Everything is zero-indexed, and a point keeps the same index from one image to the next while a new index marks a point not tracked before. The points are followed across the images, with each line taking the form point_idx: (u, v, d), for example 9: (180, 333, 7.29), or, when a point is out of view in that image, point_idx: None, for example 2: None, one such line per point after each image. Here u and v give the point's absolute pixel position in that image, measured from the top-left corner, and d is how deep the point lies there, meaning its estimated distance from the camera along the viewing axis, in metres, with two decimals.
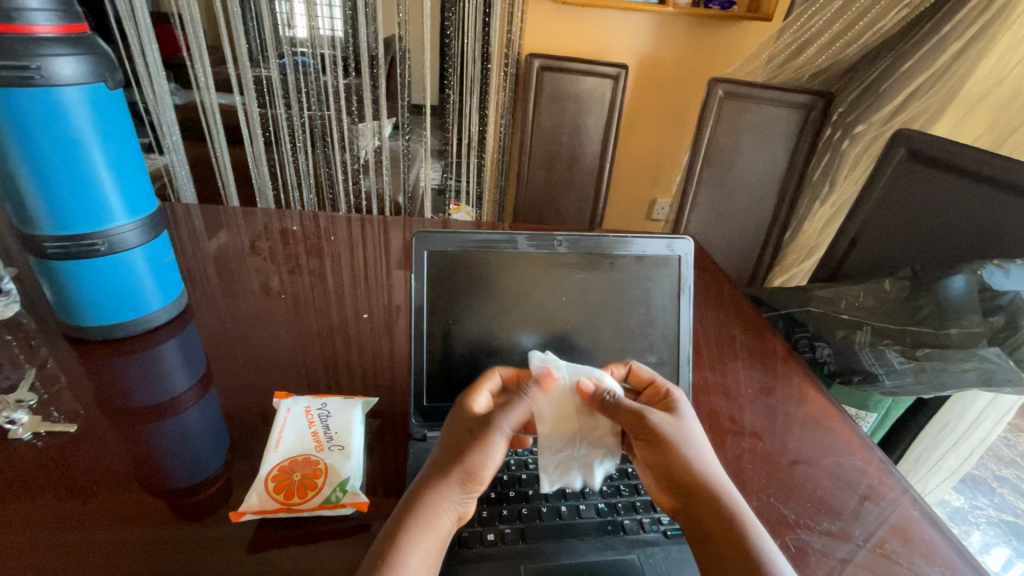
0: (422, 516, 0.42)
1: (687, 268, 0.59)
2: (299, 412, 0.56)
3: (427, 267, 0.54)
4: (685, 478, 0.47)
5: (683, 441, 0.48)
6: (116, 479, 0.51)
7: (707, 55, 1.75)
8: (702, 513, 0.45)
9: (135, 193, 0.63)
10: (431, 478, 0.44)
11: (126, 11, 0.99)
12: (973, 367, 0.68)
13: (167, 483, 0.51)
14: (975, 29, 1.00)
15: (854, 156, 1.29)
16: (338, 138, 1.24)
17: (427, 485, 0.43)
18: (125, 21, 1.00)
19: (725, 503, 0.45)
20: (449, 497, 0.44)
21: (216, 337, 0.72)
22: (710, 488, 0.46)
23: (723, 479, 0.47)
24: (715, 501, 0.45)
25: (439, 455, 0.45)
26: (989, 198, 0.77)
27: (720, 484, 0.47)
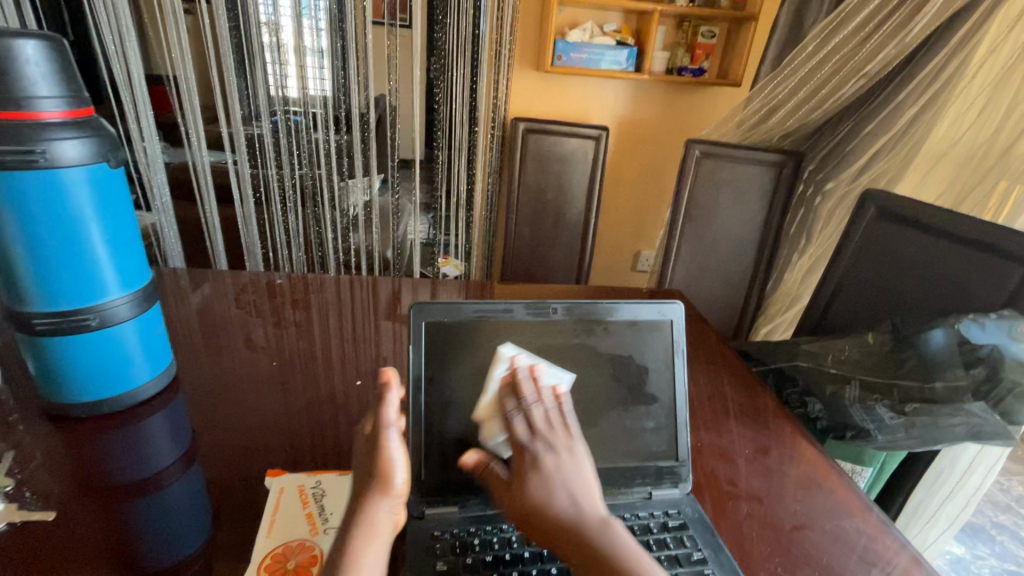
0: (360, 527, 0.43)
1: (679, 332, 0.60)
2: (293, 492, 0.54)
3: (423, 338, 0.55)
4: (542, 524, 0.46)
5: (549, 488, 0.47)
6: (82, 560, 0.49)
7: (682, 117, 1.86)
8: (568, 546, 0.45)
9: (130, 267, 0.63)
10: (359, 490, 0.45)
11: (123, 80, 1.03)
12: (962, 422, 0.70)
13: (140, 566, 0.50)
14: (929, 95, 1.09)
15: (828, 211, 1.35)
16: (328, 196, 1.27)
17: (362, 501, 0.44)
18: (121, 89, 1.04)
19: (605, 543, 0.45)
20: (377, 507, 0.44)
21: (204, 407, 0.70)
22: (565, 526, 0.46)
23: (584, 520, 0.46)
24: (590, 540, 0.45)
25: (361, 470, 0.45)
26: (958, 252, 0.81)
27: (582, 526, 0.46)
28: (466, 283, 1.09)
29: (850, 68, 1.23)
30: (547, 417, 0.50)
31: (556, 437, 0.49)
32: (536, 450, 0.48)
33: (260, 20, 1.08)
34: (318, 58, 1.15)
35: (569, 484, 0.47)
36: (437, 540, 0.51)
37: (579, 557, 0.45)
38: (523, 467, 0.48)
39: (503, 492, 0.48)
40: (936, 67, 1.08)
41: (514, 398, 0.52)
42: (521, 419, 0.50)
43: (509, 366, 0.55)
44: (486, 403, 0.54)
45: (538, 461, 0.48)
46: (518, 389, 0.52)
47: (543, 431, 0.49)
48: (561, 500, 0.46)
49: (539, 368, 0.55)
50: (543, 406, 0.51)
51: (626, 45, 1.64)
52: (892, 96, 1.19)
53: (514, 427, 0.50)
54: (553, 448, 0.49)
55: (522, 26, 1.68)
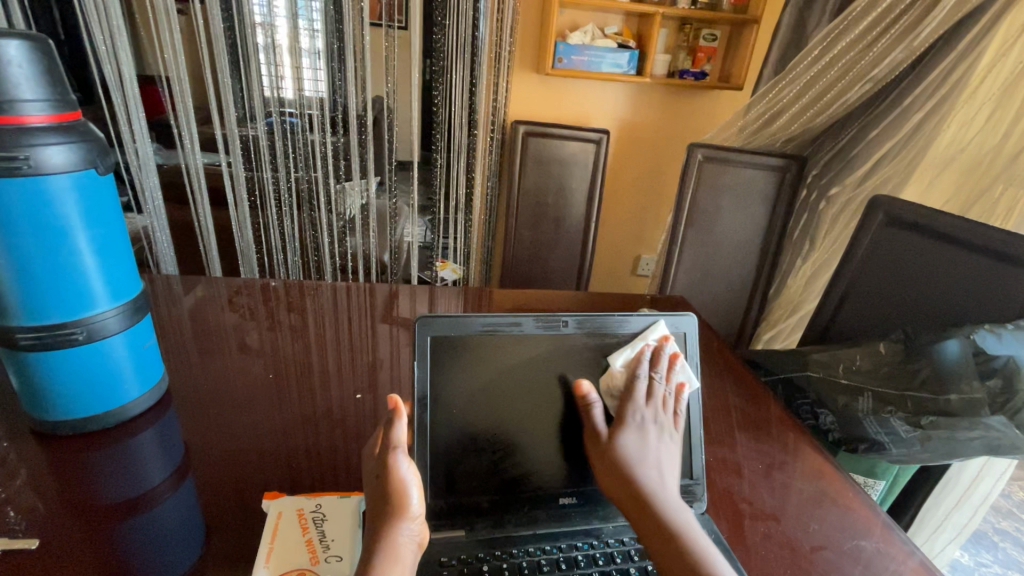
0: (384, 552, 0.43)
1: (692, 345, 0.58)
2: (291, 516, 0.51)
3: (428, 353, 0.52)
4: (626, 489, 0.49)
5: (637, 456, 0.50)
6: None
7: (683, 120, 1.84)
8: (644, 517, 0.49)
9: (120, 278, 0.60)
10: (376, 520, 0.44)
11: (114, 80, 1.00)
12: (979, 436, 0.68)
13: None
14: (935, 100, 1.08)
15: (831, 216, 1.34)
16: (325, 199, 1.24)
17: (381, 528, 0.44)
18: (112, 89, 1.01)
19: (670, 515, 0.49)
20: (399, 530, 0.44)
21: (196, 421, 0.67)
22: (649, 497, 0.49)
23: (664, 494, 0.50)
24: (660, 511, 0.49)
25: (376, 501, 0.45)
26: (970, 260, 0.80)
27: (661, 500, 0.49)
28: (467, 289, 1.06)
29: (855, 72, 1.22)
30: (664, 397, 0.54)
31: (661, 415, 0.53)
32: (639, 416, 0.52)
33: (255, 20, 1.05)
34: (315, 58, 1.12)
35: (655, 459, 0.51)
36: (443, 566, 0.49)
37: (652, 531, 0.48)
38: (623, 432, 0.51)
39: (594, 447, 0.52)
40: (942, 71, 1.07)
41: (651, 365, 0.55)
42: (646, 384, 0.54)
43: (655, 343, 0.56)
44: (617, 367, 0.55)
45: (642, 428, 0.52)
46: (654, 362, 0.55)
47: (648, 406, 0.53)
48: (647, 470, 0.50)
49: (677, 359, 0.56)
50: (665, 384, 0.54)
51: (626, 47, 1.62)
52: (898, 100, 1.18)
53: (637, 388, 0.53)
54: (657, 422, 0.53)
55: (522, 28, 1.66)
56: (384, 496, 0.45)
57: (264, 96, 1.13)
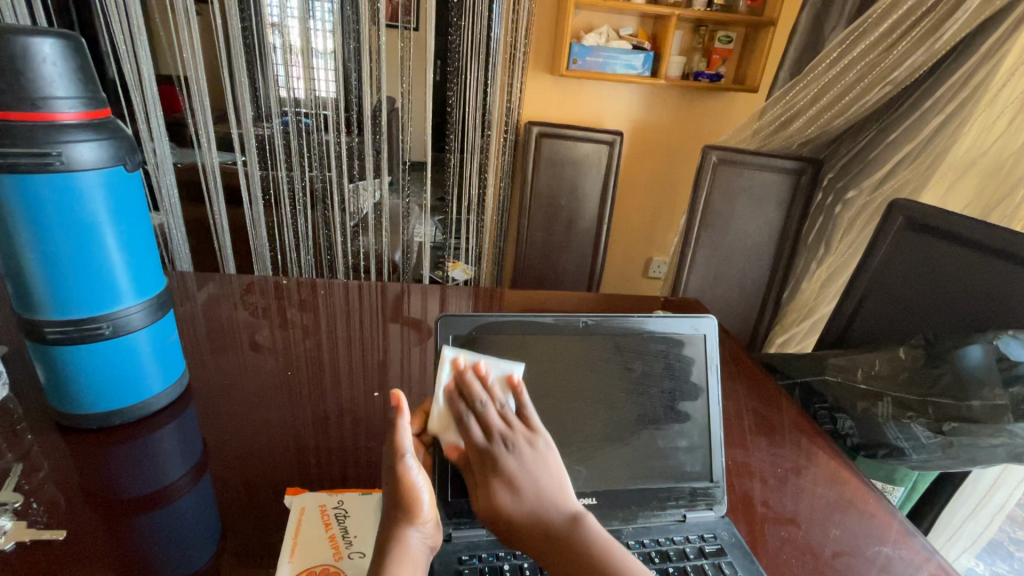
0: (393, 556, 0.44)
1: (712, 347, 0.58)
2: (314, 512, 0.51)
3: (451, 352, 0.52)
4: (514, 530, 0.44)
5: (508, 486, 0.45)
6: None
7: (696, 123, 1.83)
8: (540, 549, 0.44)
9: (145, 273, 0.61)
10: (389, 524, 0.45)
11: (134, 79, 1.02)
12: (1002, 443, 0.68)
13: None
14: (956, 104, 1.07)
15: (848, 220, 1.33)
16: (339, 199, 1.25)
17: (391, 534, 0.45)
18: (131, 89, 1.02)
19: (580, 541, 0.44)
20: (408, 535, 0.45)
21: (214, 418, 0.68)
22: (535, 523, 0.44)
23: (554, 517, 0.44)
24: (562, 538, 0.44)
25: (387, 506, 0.46)
26: (993, 265, 0.79)
27: (553, 524, 0.44)
28: (483, 290, 1.07)
29: (874, 75, 1.21)
30: (503, 417, 0.47)
31: (512, 435, 0.46)
32: (495, 453, 0.46)
33: (270, 21, 1.06)
34: (329, 58, 1.13)
35: (536, 484, 0.45)
36: (464, 564, 0.49)
37: (556, 563, 0.43)
38: (486, 472, 0.45)
39: (470, 495, 0.47)
40: (963, 75, 1.06)
41: (464, 400, 0.48)
42: (476, 422, 0.47)
43: (452, 371, 0.49)
44: (434, 417, 0.48)
45: (501, 466, 0.45)
46: (467, 389, 0.48)
47: (499, 432, 0.46)
48: (526, 504, 0.45)
49: (483, 363, 0.49)
50: (496, 404, 0.48)
51: (641, 49, 1.62)
52: (918, 104, 1.17)
53: (470, 430, 0.47)
54: (514, 447, 0.46)
55: (537, 29, 1.66)
56: (395, 502, 0.45)
57: (279, 96, 1.14)
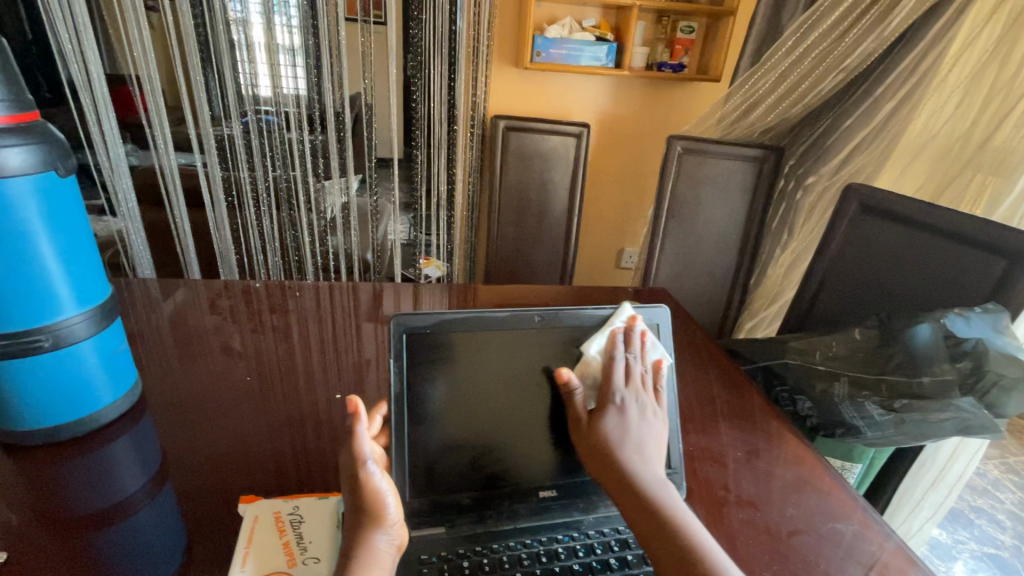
0: (359, 559, 0.43)
1: (665, 336, 0.59)
2: (268, 519, 0.50)
3: (404, 351, 0.51)
4: (608, 471, 0.50)
5: (616, 434, 0.51)
6: None
7: (662, 113, 1.85)
8: (625, 493, 0.49)
9: (86, 282, 0.59)
10: (354, 527, 0.44)
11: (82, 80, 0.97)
12: (951, 417, 0.69)
13: None
14: (905, 89, 1.11)
15: (808, 206, 1.36)
16: (305, 199, 1.23)
17: (356, 534, 0.44)
18: (81, 91, 0.97)
19: (657, 495, 0.49)
20: (373, 538, 0.44)
21: (171, 426, 0.66)
22: (628, 472, 0.50)
23: (646, 472, 0.50)
24: (645, 492, 0.49)
25: (350, 508, 0.45)
26: (942, 246, 0.82)
27: (643, 477, 0.50)
28: (454, 286, 1.06)
29: (828, 62, 1.23)
30: (642, 378, 0.55)
31: (642, 395, 0.54)
32: (624, 398, 0.53)
33: (230, 16, 1.03)
34: (294, 54, 1.10)
35: (635, 441, 0.51)
36: (424, 564, 0.49)
37: (635, 506, 0.48)
38: (608, 409, 0.52)
39: (578, 423, 0.53)
40: (913, 61, 1.09)
41: (624, 346, 0.55)
42: (624, 365, 0.54)
43: (627, 322, 0.56)
44: (593, 351, 0.55)
45: (624, 410, 0.52)
46: (630, 343, 0.55)
47: (637, 386, 0.54)
48: (627, 452, 0.51)
49: (648, 335, 0.57)
50: (643, 367, 0.55)
51: (604, 40, 1.61)
52: (870, 90, 1.21)
53: (615, 370, 0.53)
54: (640, 405, 0.53)
55: (500, 21, 1.65)
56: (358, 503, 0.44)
57: (240, 95, 1.10)
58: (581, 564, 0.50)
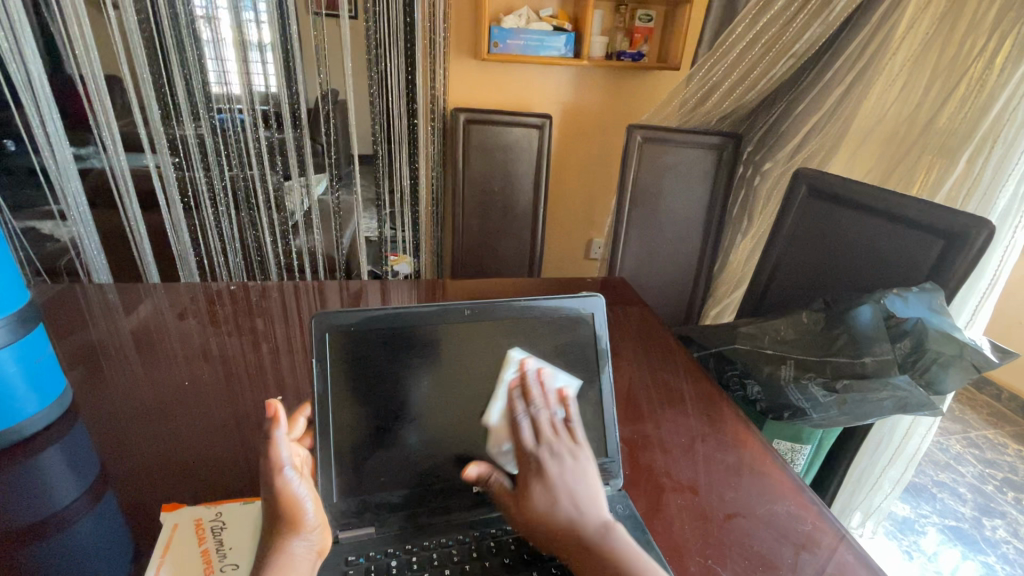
0: (274, 565, 0.42)
1: (601, 325, 0.58)
2: (188, 527, 0.50)
3: (328, 348, 0.51)
4: (552, 541, 0.48)
5: (552, 497, 0.49)
6: None
7: (625, 102, 1.85)
8: (576, 559, 0.47)
9: (2, 290, 0.57)
10: (270, 535, 0.43)
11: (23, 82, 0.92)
12: (889, 396, 0.69)
13: None
14: (855, 72, 1.12)
15: (767, 191, 1.38)
16: (264, 199, 1.19)
17: (272, 543, 0.43)
18: (22, 92, 0.92)
19: (605, 547, 0.47)
20: (290, 545, 0.43)
21: (106, 433, 0.64)
22: (571, 534, 0.47)
23: (591, 527, 0.48)
24: (596, 548, 0.47)
25: (267, 517, 0.44)
26: (883, 227, 0.83)
27: (589, 533, 0.47)
28: (409, 280, 1.05)
29: (779, 47, 1.24)
30: (552, 423, 0.52)
31: (558, 442, 0.51)
32: (540, 456, 0.50)
33: (197, 12, 0.99)
34: (265, 50, 1.07)
35: (570, 497, 0.49)
36: (350, 565, 0.48)
37: (586, 566, 0.46)
38: (529, 476, 0.49)
39: (508, 504, 0.51)
40: (859, 45, 1.11)
41: (523, 400, 0.53)
42: (528, 423, 0.52)
43: (519, 368, 0.55)
44: (494, 415, 0.53)
45: (543, 471, 0.49)
46: (526, 392, 0.53)
47: (546, 437, 0.51)
48: (562, 512, 0.48)
49: (545, 371, 0.55)
50: (548, 411, 0.53)
51: (562, 30, 1.60)
52: (821, 74, 1.22)
53: (521, 431, 0.51)
54: (557, 454, 0.51)
55: (456, 13, 1.62)
56: (275, 511, 0.43)
57: (217, 94, 1.06)
58: (513, 558, 0.50)
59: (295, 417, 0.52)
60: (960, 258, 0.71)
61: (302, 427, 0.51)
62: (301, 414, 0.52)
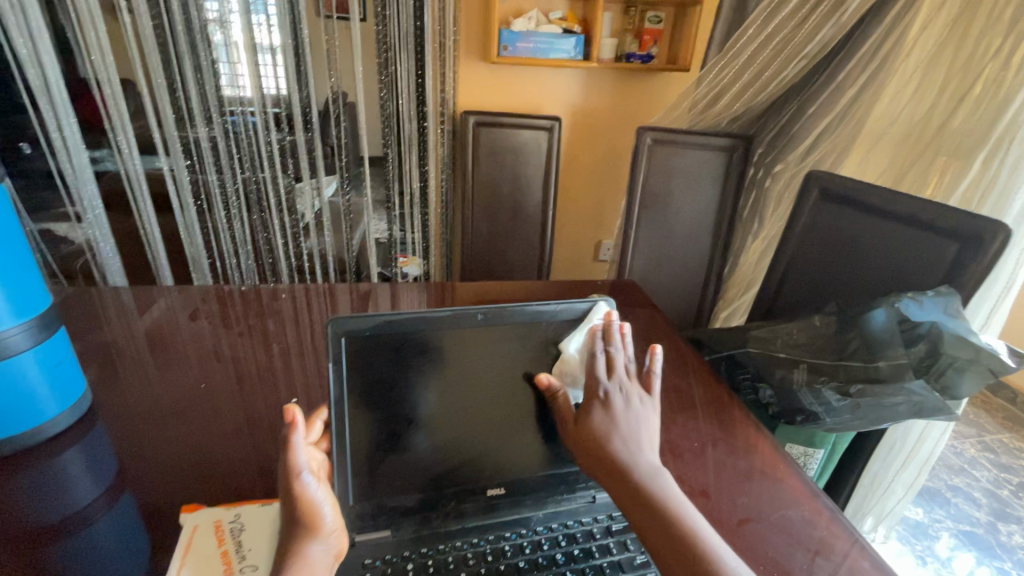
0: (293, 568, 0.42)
1: (613, 328, 0.58)
2: (208, 527, 0.51)
3: (343, 355, 0.50)
4: (604, 466, 0.50)
5: (610, 428, 0.52)
6: None
7: (634, 104, 1.84)
8: (624, 487, 0.49)
9: (24, 294, 0.59)
10: (287, 538, 0.43)
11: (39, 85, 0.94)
12: (903, 400, 0.69)
13: None
14: (868, 73, 1.11)
15: (777, 193, 1.37)
16: (276, 202, 1.20)
17: (291, 546, 0.43)
18: (39, 97, 0.95)
19: (651, 485, 0.49)
20: (308, 548, 0.44)
21: (125, 434, 0.65)
22: (623, 465, 0.50)
23: (642, 465, 0.50)
24: (639, 483, 0.49)
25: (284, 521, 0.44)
26: (897, 230, 0.82)
27: (638, 471, 0.50)
28: (420, 283, 1.06)
29: (790, 49, 1.24)
30: (626, 368, 0.56)
31: (628, 385, 0.55)
32: (609, 390, 0.54)
33: (209, 16, 1.00)
34: (275, 53, 1.08)
35: (628, 433, 0.52)
36: (368, 568, 0.48)
37: (632, 496, 0.49)
38: (595, 403, 0.53)
39: (566, 421, 0.54)
40: (872, 46, 1.10)
41: (603, 341, 0.56)
42: (605, 359, 0.55)
43: (604, 317, 0.58)
44: (571, 349, 0.57)
45: (609, 402, 0.53)
46: (609, 335, 0.56)
47: (622, 376, 0.55)
48: (617, 441, 0.51)
49: (626, 328, 0.58)
50: (625, 357, 0.57)
51: (572, 33, 1.60)
52: (833, 75, 1.21)
53: (597, 365, 0.55)
54: (626, 394, 0.54)
55: (466, 16, 1.63)
56: (292, 515, 0.44)
57: (226, 96, 1.07)
58: (528, 562, 0.50)
59: (312, 421, 0.51)
60: (976, 262, 0.71)
61: (319, 431, 0.51)
62: (318, 416, 0.51)
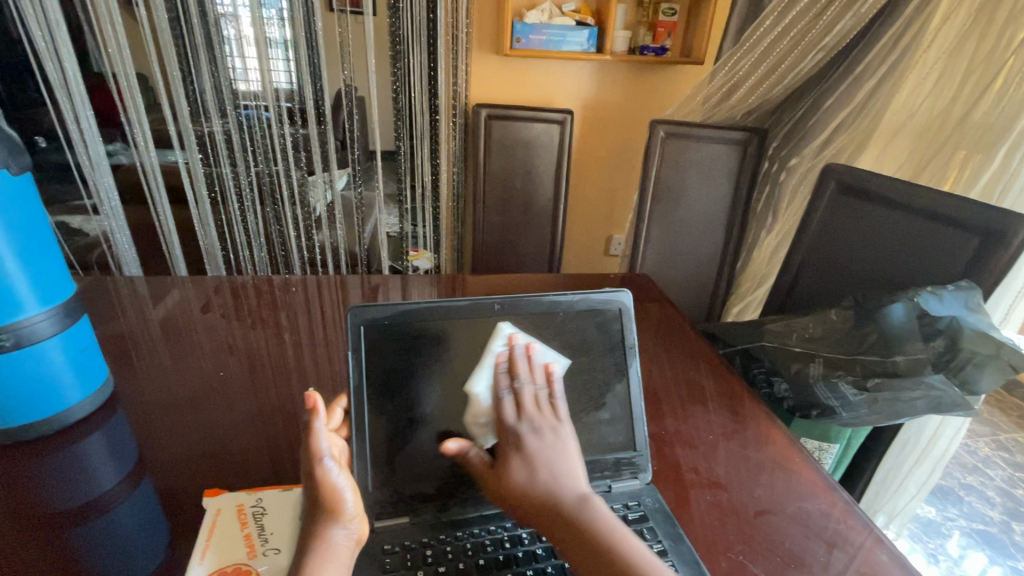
0: (317, 552, 0.44)
1: (628, 318, 0.59)
2: (230, 511, 0.52)
3: (364, 343, 0.52)
4: (533, 512, 0.48)
5: (533, 468, 0.48)
6: None
7: (646, 97, 1.83)
8: (561, 531, 0.46)
9: (48, 282, 0.60)
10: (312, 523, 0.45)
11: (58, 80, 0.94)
12: (922, 396, 0.69)
13: None
14: (887, 65, 1.10)
15: (792, 188, 1.36)
16: (289, 194, 1.21)
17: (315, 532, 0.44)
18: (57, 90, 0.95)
19: (586, 521, 0.46)
20: (330, 533, 0.44)
21: (145, 421, 0.66)
22: (552, 505, 0.47)
23: (571, 500, 0.47)
24: (574, 521, 0.46)
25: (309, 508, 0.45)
26: (916, 224, 0.81)
27: (570, 508, 0.47)
28: (433, 275, 1.06)
29: (807, 42, 1.22)
30: (536, 398, 0.51)
31: (538, 416, 0.50)
32: (517, 430, 0.49)
33: (219, 11, 1.01)
34: (286, 47, 1.08)
35: (548, 469, 0.48)
36: (388, 554, 0.49)
37: (567, 539, 0.46)
38: (507, 448, 0.49)
39: (485, 473, 0.50)
40: (892, 38, 1.08)
41: (508, 374, 0.52)
42: (513, 400, 0.50)
43: (506, 343, 0.54)
44: (478, 390, 0.52)
45: (522, 445, 0.49)
46: (513, 367, 0.52)
47: (530, 408, 0.50)
48: (540, 482, 0.48)
49: (533, 346, 0.54)
50: (534, 385, 0.51)
51: (585, 25, 1.60)
52: (851, 68, 1.19)
53: (503, 406, 0.50)
54: (536, 429, 0.49)
55: (478, 8, 1.63)
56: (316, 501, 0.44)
57: (240, 90, 1.09)
58: (545, 550, 0.51)
59: (332, 408, 0.51)
60: (997, 256, 0.70)
61: (339, 418, 0.51)
62: (336, 404, 0.52)
